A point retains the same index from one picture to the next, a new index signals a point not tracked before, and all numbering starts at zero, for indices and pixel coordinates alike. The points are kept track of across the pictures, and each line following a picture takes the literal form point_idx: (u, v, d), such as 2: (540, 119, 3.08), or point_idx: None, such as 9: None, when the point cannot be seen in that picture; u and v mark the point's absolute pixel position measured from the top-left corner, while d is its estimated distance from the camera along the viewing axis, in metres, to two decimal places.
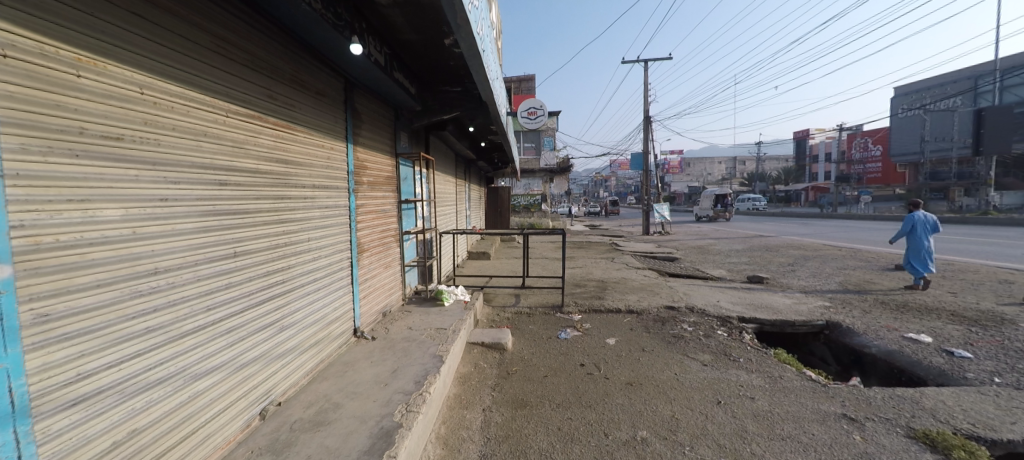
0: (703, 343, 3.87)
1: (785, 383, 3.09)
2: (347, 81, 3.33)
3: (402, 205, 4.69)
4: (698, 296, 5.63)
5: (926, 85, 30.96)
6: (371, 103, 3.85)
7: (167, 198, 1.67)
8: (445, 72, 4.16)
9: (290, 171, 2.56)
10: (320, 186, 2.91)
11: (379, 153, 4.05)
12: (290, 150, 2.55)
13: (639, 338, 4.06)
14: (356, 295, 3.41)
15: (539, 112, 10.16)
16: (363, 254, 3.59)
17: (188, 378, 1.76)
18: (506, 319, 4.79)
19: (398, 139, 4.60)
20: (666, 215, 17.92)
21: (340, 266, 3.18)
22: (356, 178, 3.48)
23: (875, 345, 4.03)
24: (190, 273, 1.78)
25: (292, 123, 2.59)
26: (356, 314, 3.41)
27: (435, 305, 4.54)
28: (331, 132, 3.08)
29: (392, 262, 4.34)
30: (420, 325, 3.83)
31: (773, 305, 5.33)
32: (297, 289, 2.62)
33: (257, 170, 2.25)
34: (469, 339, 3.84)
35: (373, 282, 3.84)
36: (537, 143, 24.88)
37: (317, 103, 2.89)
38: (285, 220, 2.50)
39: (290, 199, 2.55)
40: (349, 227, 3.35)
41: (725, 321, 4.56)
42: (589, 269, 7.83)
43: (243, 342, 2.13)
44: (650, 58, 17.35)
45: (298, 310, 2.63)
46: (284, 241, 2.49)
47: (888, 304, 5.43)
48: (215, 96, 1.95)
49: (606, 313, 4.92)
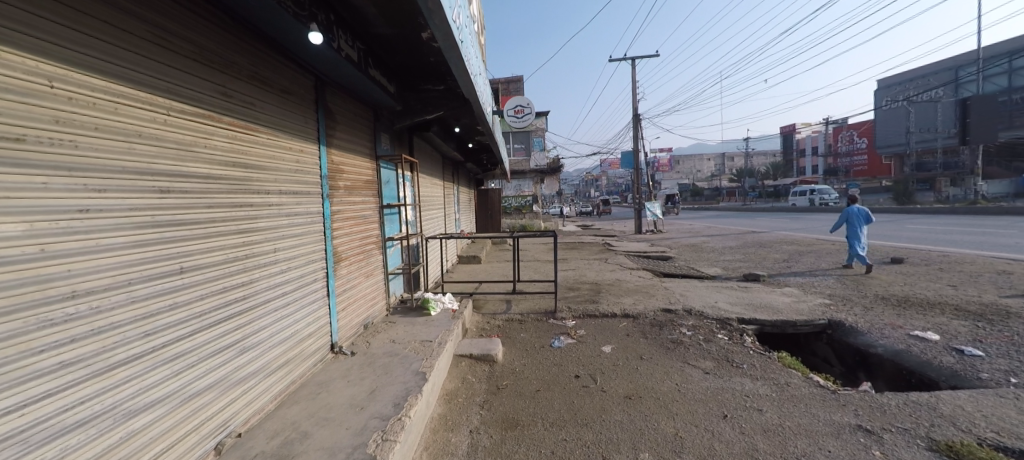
0: (704, 349, 3.67)
1: (792, 392, 2.92)
2: (316, 78, 3.06)
3: (384, 210, 4.44)
4: (695, 296, 5.46)
5: (909, 78, 31.46)
6: (345, 102, 3.58)
7: (89, 208, 1.34)
8: (425, 68, 3.91)
9: (251, 177, 2.25)
10: (289, 191, 2.62)
11: (356, 155, 3.78)
12: (249, 153, 2.25)
13: (637, 345, 3.85)
14: (333, 308, 3.14)
15: (527, 111, 9.93)
16: (340, 263, 3.33)
17: (122, 417, 1.42)
18: (497, 327, 4.57)
19: (378, 140, 4.34)
20: (658, 213, 17.87)
21: (314, 277, 2.90)
22: (329, 182, 3.21)
23: (881, 344, 3.91)
24: (123, 294, 1.45)
25: (251, 124, 2.29)
26: (333, 328, 3.14)
27: (421, 315, 4.28)
28: (300, 134, 2.81)
29: (374, 270, 4.08)
30: (404, 337, 3.57)
31: (773, 304, 5.17)
32: (264, 305, 2.32)
33: (210, 177, 1.94)
34: (456, 351, 3.59)
35: (353, 293, 3.57)
36: (528, 144, 24.75)
37: (281, 102, 2.60)
38: (247, 231, 2.20)
39: (253, 207, 2.25)
40: (324, 235, 3.08)
41: (725, 323, 4.38)
42: (582, 271, 7.63)
43: (196, 368, 1.78)
44: (639, 57, 17.21)
45: (265, 328, 2.32)
46: (246, 253, 2.19)
47: (889, 300, 5.33)
48: (154, 91, 1.64)
49: (601, 318, 4.72)
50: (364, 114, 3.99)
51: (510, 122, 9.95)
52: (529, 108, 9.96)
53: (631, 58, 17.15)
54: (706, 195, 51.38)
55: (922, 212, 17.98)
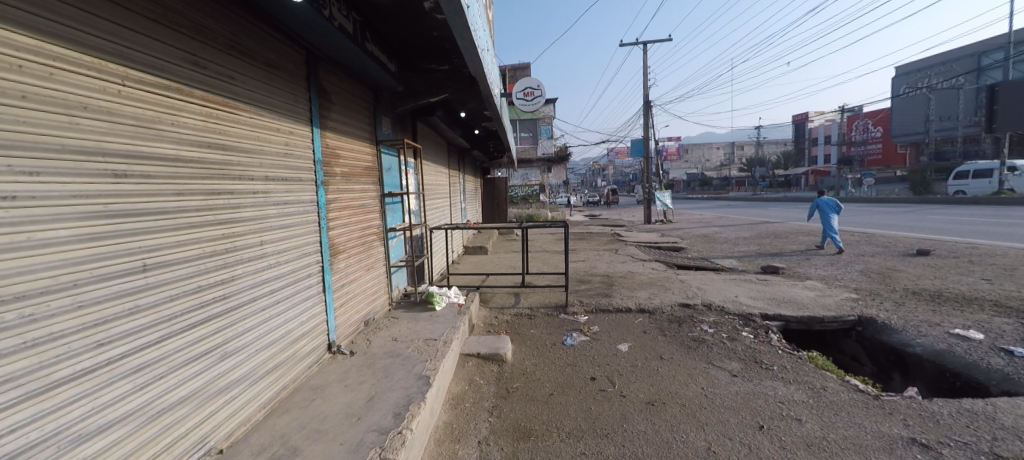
0: (729, 348, 3.40)
1: (830, 398, 2.66)
2: (306, 52, 2.77)
3: (386, 199, 4.18)
4: (713, 290, 5.17)
5: (931, 63, 30.28)
6: (342, 81, 3.30)
7: (17, 194, 1.08)
8: (429, 45, 3.61)
9: (231, 160, 2.00)
10: (277, 177, 2.37)
11: (355, 139, 3.52)
12: (229, 133, 2.00)
13: (655, 343, 3.60)
14: (330, 306, 2.91)
15: (536, 94, 9.52)
16: (337, 256, 3.09)
17: (70, 443, 1.18)
18: (505, 322, 4.34)
19: (378, 124, 4.06)
20: (667, 203, 17.43)
21: (308, 271, 2.66)
22: (324, 168, 2.95)
23: (920, 344, 3.61)
24: (69, 297, 1.20)
25: (230, 100, 2.03)
26: (330, 327, 2.91)
27: (425, 310, 4.05)
28: (288, 114, 2.54)
29: (375, 263, 3.85)
30: (407, 335, 3.35)
31: (797, 299, 4.88)
32: (249, 305, 2.09)
33: (178, 159, 1.68)
34: (463, 350, 3.36)
35: (352, 288, 3.34)
36: (534, 132, 24.24)
37: (266, 77, 2.33)
38: (227, 221, 1.95)
39: (234, 195, 2.00)
40: (320, 226, 2.84)
41: (748, 320, 4.10)
42: (593, 263, 7.37)
43: (165, 379, 1.55)
44: (650, 41, 16.56)
45: (251, 329, 2.09)
46: (227, 246, 1.95)
47: (921, 294, 5.00)
48: (105, 56, 1.37)
49: (615, 313, 4.47)
50: (362, 95, 3.70)
51: (519, 106, 9.55)
52: (539, 90, 9.52)
53: (642, 42, 16.55)
54: (714, 184, 50.61)
55: (942, 202, 17.37)
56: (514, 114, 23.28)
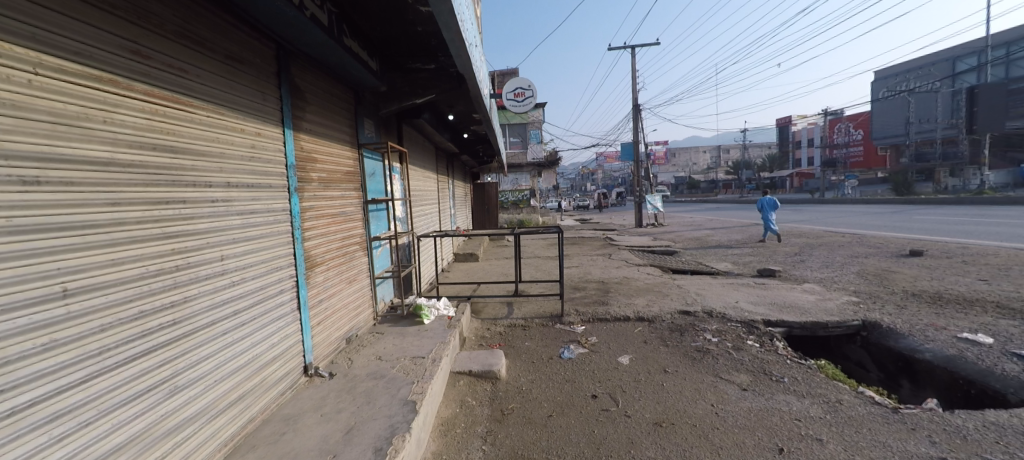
0: (735, 359, 3.22)
1: (848, 413, 2.48)
2: (276, 46, 2.53)
3: (369, 206, 3.93)
4: (712, 296, 5.02)
5: (909, 67, 31.10)
6: (318, 80, 3.06)
7: None
8: (413, 42, 3.41)
9: (183, 163, 1.75)
10: (241, 183, 2.11)
11: (334, 142, 3.28)
12: (180, 132, 1.75)
13: (657, 355, 3.41)
14: (306, 324, 2.65)
15: (528, 94, 9.33)
16: (314, 269, 2.83)
17: None
18: (499, 335, 4.11)
19: (360, 127, 3.84)
20: (658, 206, 17.39)
21: (279, 288, 2.40)
22: (298, 174, 2.70)
23: (929, 349, 3.48)
24: None
25: (181, 95, 1.78)
26: (306, 348, 2.65)
27: (413, 323, 3.79)
28: (255, 113, 2.29)
29: (358, 275, 3.60)
30: (393, 352, 3.09)
31: (799, 304, 4.74)
32: (206, 330, 1.82)
33: (112, 163, 1.42)
34: (454, 368, 3.12)
35: (332, 303, 3.08)
36: (525, 137, 24.08)
37: (227, 72, 2.08)
38: (178, 235, 1.69)
39: (187, 203, 1.75)
40: (294, 237, 2.59)
41: (752, 327, 3.93)
42: (587, 269, 7.18)
43: (92, 427, 1.28)
44: (638, 44, 16.61)
45: (209, 357, 1.83)
46: (178, 264, 1.69)
47: (921, 297, 4.91)
48: (12, 39, 1.12)
49: (613, 322, 4.27)
50: (342, 96, 3.47)
51: (510, 106, 9.35)
52: (531, 91, 9.35)
53: (631, 45, 16.62)
54: (703, 187, 51.18)
55: (925, 202, 17.67)
56: (504, 119, 23.16)
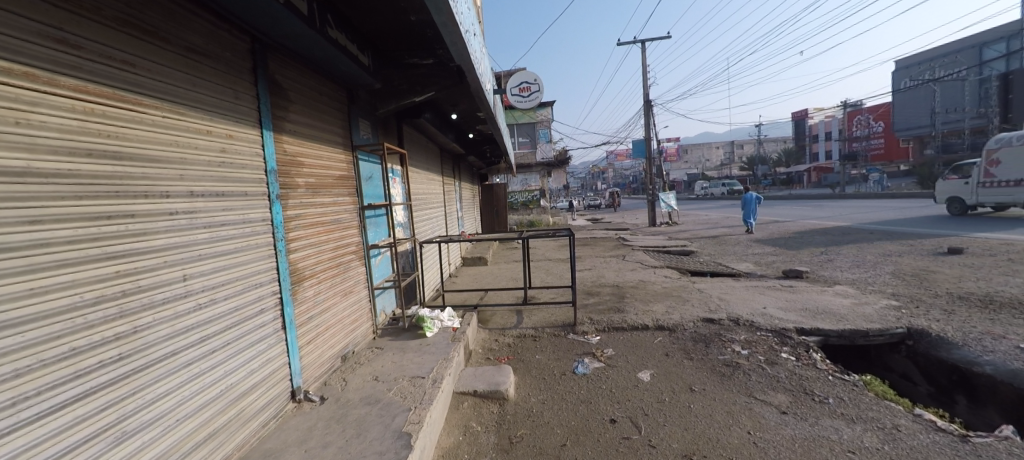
0: (769, 376, 2.89)
1: (909, 443, 2.14)
2: (251, 40, 2.32)
3: (366, 212, 3.72)
4: (737, 300, 4.66)
5: (932, 54, 29.83)
6: (302, 77, 2.86)
7: None
8: (407, 34, 3.18)
9: (131, 172, 1.49)
10: (206, 192, 1.87)
11: (323, 144, 3.07)
12: (128, 136, 1.50)
13: (680, 370, 3.11)
14: (293, 345, 2.44)
15: (534, 88, 9.01)
16: (302, 284, 2.62)
17: None
18: (507, 346, 3.85)
19: (354, 127, 3.62)
20: (672, 204, 16.88)
21: (259, 307, 2.18)
22: (280, 180, 2.48)
23: (990, 361, 3.09)
24: None
25: (128, 93, 1.52)
26: (294, 371, 2.43)
27: (415, 337, 3.57)
28: (225, 113, 2.06)
29: (355, 287, 3.39)
30: (391, 372, 2.85)
31: (833, 309, 4.36)
32: (165, 362, 1.57)
33: (30, 173, 1.15)
34: (457, 388, 2.86)
35: (324, 319, 2.87)
36: (534, 137, 23.80)
37: (189, 67, 1.84)
38: (125, 254, 1.44)
39: (137, 218, 1.50)
40: (277, 251, 2.38)
41: (783, 336, 3.60)
42: (600, 272, 6.86)
43: None
44: (648, 39, 16.18)
45: (169, 393, 1.58)
46: (126, 288, 1.43)
47: (971, 300, 4.46)
48: None
49: (629, 332, 3.97)
50: (331, 95, 3.26)
51: (515, 102, 9.13)
52: (536, 85, 9.00)
53: (641, 40, 16.23)
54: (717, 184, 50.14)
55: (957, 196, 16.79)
56: (512, 119, 22.95)
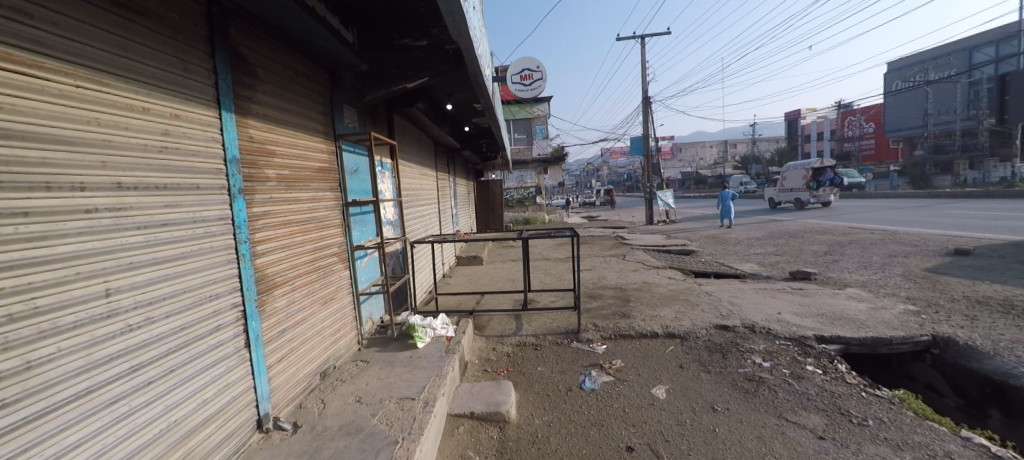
0: (798, 393, 2.61)
1: None
2: (207, 2, 1.95)
3: (350, 209, 3.36)
4: (748, 305, 4.39)
5: (924, 54, 30.04)
6: (274, 54, 2.50)
7: None
8: (396, 7, 2.81)
9: (26, 156, 1.14)
10: (142, 183, 1.52)
11: (298, 132, 2.70)
12: (23, 108, 1.14)
13: (697, 385, 2.82)
14: (257, 365, 2.09)
15: (535, 76, 8.69)
16: (271, 293, 2.27)
17: None
18: (505, 356, 3.54)
19: (337, 114, 3.26)
20: (670, 203, 16.64)
21: (213, 324, 1.83)
22: (242, 171, 2.12)
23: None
24: None
25: (24, 50, 1.15)
26: (259, 395, 2.10)
27: (405, 347, 3.23)
28: (168, 87, 1.70)
29: (337, 293, 3.04)
30: (376, 392, 2.52)
31: (849, 314, 4.11)
32: (77, 403, 1.22)
33: None
34: (451, 410, 2.54)
35: (298, 332, 2.52)
36: (529, 134, 23.40)
37: (119, 26, 1.48)
38: (13, 265, 1.08)
39: (32, 217, 1.14)
40: (238, 257, 2.02)
41: (803, 345, 3.34)
42: (601, 273, 6.56)
43: None
44: (648, 34, 15.89)
45: (84, 443, 1.23)
46: (15, 312, 1.08)
47: (992, 304, 4.24)
48: None
49: (637, 340, 3.69)
50: (310, 77, 2.90)
51: (515, 90, 8.76)
52: (539, 72, 8.73)
53: (641, 35, 15.96)
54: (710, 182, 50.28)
55: (951, 197, 16.85)
56: (507, 114, 22.58)
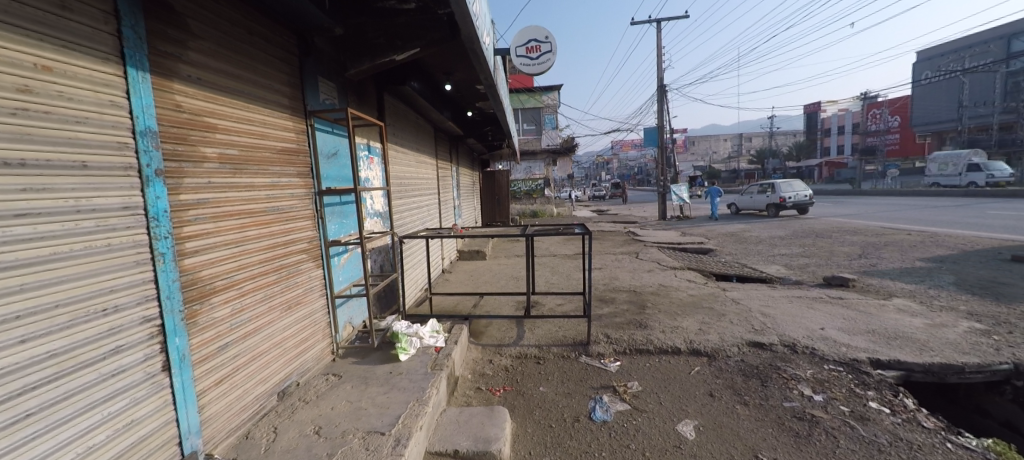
0: (863, 439, 2.09)
1: None
2: None
3: (326, 198, 2.90)
4: (784, 318, 3.84)
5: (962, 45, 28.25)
6: (219, 5, 1.99)
7: None
8: None
9: None
10: None
11: (252, 104, 2.22)
12: None
13: (733, 421, 2.32)
14: (181, 396, 1.62)
15: (544, 47, 8.08)
16: (206, 301, 1.80)
17: None
18: (502, 371, 3.08)
19: (307, 87, 2.76)
20: (685, 198, 15.86)
21: (109, 345, 1.35)
22: (162, 147, 1.63)
23: None
24: None
25: None
26: (185, 431, 1.63)
27: (384, 360, 2.78)
28: (32, 25, 1.18)
29: (305, 297, 2.59)
30: (342, 420, 2.06)
31: (906, 332, 3.53)
32: None
33: None
34: (430, 446, 2.06)
35: (248, 347, 2.06)
36: (538, 124, 22.65)
37: None
38: None
39: None
40: (154, 258, 1.54)
41: (858, 371, 2.81)
42: (613, 273, 6.03)
43: None
44: (664, 17, 14.99)
45: None
46: None
47: None
48: None
49: (656, 356, 3.19)
50: (270, 41, 2.40)
51: (521, 64, 8.14)
52: (547, 44, 8.09)
53: (657, 20, 15.18)
54: (726, 176, 48.71)
55: (992, 197, 15.66)
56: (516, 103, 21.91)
